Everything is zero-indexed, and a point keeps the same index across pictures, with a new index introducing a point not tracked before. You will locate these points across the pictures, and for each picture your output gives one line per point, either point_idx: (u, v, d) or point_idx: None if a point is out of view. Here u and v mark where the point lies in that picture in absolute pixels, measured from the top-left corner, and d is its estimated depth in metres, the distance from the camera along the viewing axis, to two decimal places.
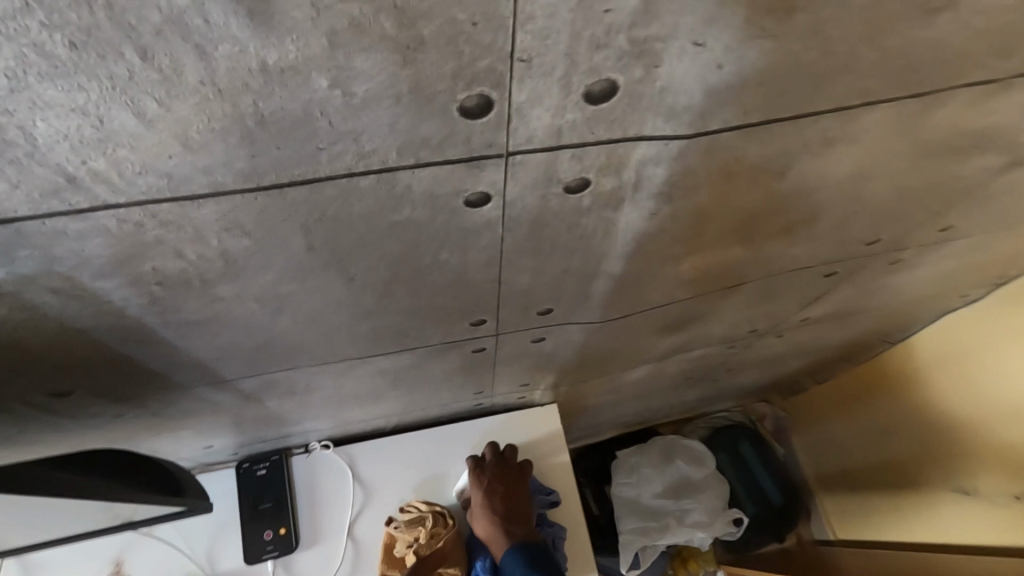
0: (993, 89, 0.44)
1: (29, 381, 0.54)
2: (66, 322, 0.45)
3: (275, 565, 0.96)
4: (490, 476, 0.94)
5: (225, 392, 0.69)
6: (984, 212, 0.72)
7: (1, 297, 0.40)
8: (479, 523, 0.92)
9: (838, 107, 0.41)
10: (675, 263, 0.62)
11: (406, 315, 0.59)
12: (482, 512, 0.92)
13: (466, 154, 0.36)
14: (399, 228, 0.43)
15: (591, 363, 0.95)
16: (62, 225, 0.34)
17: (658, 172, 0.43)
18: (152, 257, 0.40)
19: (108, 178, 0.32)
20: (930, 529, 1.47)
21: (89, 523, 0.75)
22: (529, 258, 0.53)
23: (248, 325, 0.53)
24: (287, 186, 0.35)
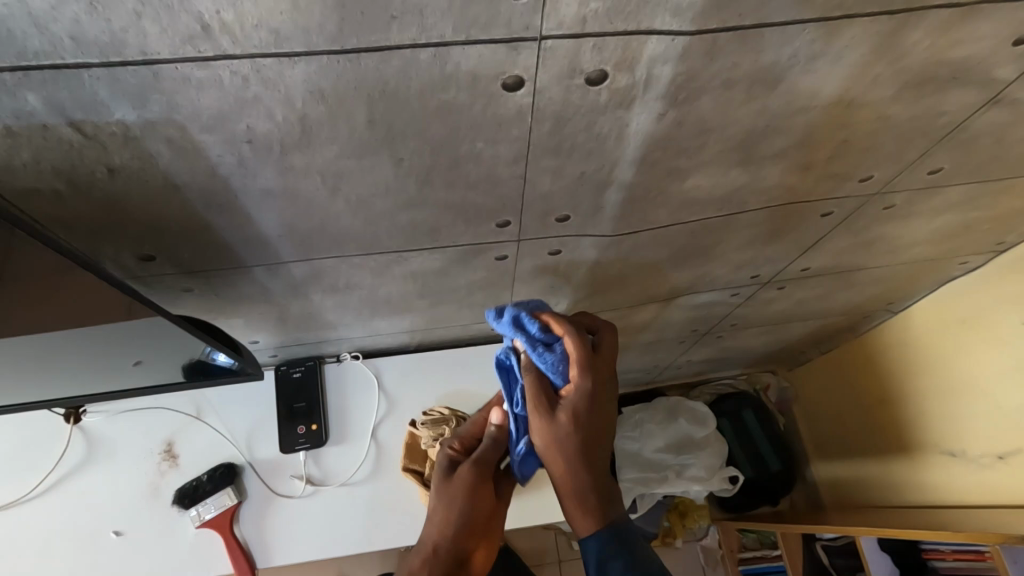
0: (961, 14, 0.51)
1: (127, 239, 0.65)
2: (169, 176, 0.55)
3: (306, 456, 1.07)
4: (595, 380, 0.69)
5: (278, 279, 0.79)
6: (970, 157, 0.79)
7: (127, 141, 0.50)
8: (549, 449, 0.68)
9: (820, 20, 0.48)
10: (680, 177, 0.69)
11: (441, 210, 0.68)
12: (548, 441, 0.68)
13: (507, 37, 0.45)
14: (446, 110, 0.52)
15: (601, 291, 1.03)
16: (189, 71, 0.44)
17: (665, 70, 0.51)
18: (248, 115, 0.49)
19: (232, 29, 0.41)
20: (923, 486, 1.57)
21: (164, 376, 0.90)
22: (552, 154, 0.61)
23: (310, 201, 0.63)
24: (362, 54, 0.45)
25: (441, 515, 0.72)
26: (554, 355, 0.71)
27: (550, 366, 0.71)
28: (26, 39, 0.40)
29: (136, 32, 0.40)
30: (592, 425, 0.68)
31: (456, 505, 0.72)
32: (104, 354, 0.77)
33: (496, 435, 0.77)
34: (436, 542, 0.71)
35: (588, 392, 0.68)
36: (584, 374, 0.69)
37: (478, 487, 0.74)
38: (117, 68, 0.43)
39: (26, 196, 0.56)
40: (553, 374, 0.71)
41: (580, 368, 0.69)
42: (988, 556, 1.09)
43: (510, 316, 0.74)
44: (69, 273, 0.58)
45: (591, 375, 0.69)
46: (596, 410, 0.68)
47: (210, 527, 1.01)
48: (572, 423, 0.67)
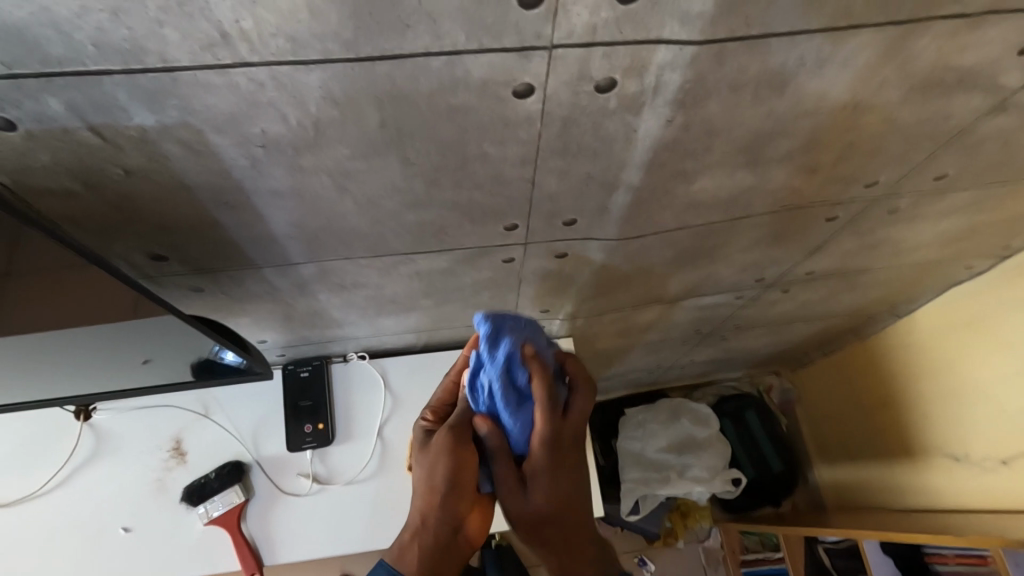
0: (967, 23, 0.52)
1: (140, 238, 0.66)
2: (184, 177, 0.56)
3: (313, 455, 1.08)
4: (557, 455, 0.67)
5: (287, 278, 0.80)
6: (975, 161, 0.79)
7: (144, 144, 0.51)
8: (519, 520, 0.68)
9: (826, 28, 0.49)
10: (686, 180, 0.70)
11: (449, 211, 0.69)
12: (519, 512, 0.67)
13: (519, 44, 0.46)
14: (456, 113, 0.53)
15: (606, 292, 1.04)
16: (207, 77, 0.45)
17: (673, 77, 0.52)
18: (263, 119, 0.50)
19: (250, 37, 0.42)
20: (925, 489, 1.58)
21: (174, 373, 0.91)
22: (560, 157, 0.62)
23: (321, 202, 0.64)
24: (376, 60, 0.45)
25: (423, 489, 0.69)
26: (523, 417, 0.67)
27: (520, 432, 0.67)
28: (49, 46, 0.41)
29: (157, 39, 0.41)
30: (561, 491, 0.67)
31: (437, 478, 0.68)
32: (116, 351, 0.78)
33: (469, 399, 0.71)
34: (422, 514, 0.68)
35: (552, 463, 0.67)
36: (546, 450, 0.66)
37: (462, 445, 0.69)
38: (137, 74, 0.44)
39: (44, 196, 0.57)
40: (520, 440, 0.68)
41: (542, 444, 0.66)
42: (991, 560, 1.10)
43: (490, 357, 0.65)
44: (86, 271, 0.59)
45: (555, 447, 0.67)
46: (559, 484, 0.67)
47: (219, 525, 1.02)
48: (539, 494, 0.67)
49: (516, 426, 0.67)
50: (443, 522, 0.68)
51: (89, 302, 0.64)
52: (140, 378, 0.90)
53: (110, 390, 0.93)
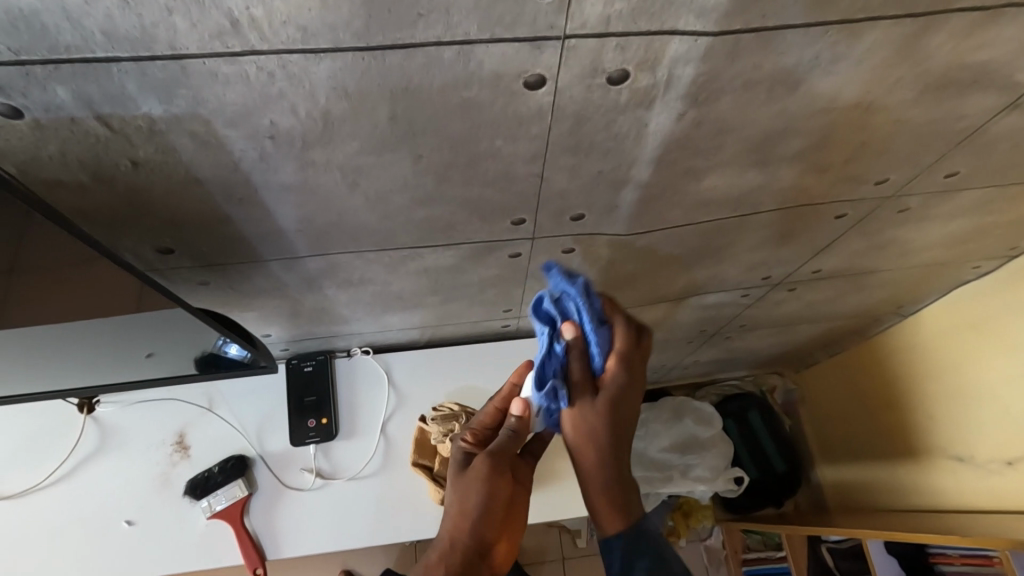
0: (985, 18, 0.51)
1: (147, 231, 0.65)
2: (191, 169, 0.56)
3: (317, 450, 1.08)
4: (632, 375, 0.63)
5: (293, 273, 0.80)
6: (988, 161, 0.78)
7: (152, 135, 0.51)
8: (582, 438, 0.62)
9: (843, 22, 0.49)
10: (696, 177, 0.69)
11: (457, 207, 0.69)
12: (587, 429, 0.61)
13: (531, 35, 0.45)
14: (466, 107, 0.52)
15: (612, 290, 1.04)
16: (216, 66, 0.44)
17: (686, 71, 0.51)
18: (272, 110, 0.50)
19: (260, 25, 0.41)
20: (932, 491, 1.56)
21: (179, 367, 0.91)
22: (570, 153, 0.61)
23: (329, 196, 0.63)
24: (386, 51, 0.45)
25: (457, 509, 0.66)
26: (601, 335, 0.65)
27: (599, 348, 0.65)
28: (58, 33, 0.40)
29: (166, 27, 0.41)
30: (627, 422, 0.63)
31: (472, 498, 0.66)
32: (121, 344, 0.78)
33: (514, 426, 0.69)
34: (453, 534, 0.66)
35: (626, 386, 0.63)
36: (623, 366, 0.63)
37: (500, 475, 0.67)
38: (146, 63, 0.43)
39: (51, 187, 0.57)
40: (596, 361, 0.65)
41: (620, 360, 0.64)
42: (997, 562, 1.09)
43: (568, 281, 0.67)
44: (93, 262, 0.58)
45: (630, 373, 0.64)
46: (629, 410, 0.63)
47: (222, 519, 1.02)
48: (608, 415, 0.62)
49: (592, 346, 0.65)
50: (473, 545, 0.65)
51: (95, 295, 0.63)
52: (146, 371, 0.90)
53: (115, 384, 0.93)
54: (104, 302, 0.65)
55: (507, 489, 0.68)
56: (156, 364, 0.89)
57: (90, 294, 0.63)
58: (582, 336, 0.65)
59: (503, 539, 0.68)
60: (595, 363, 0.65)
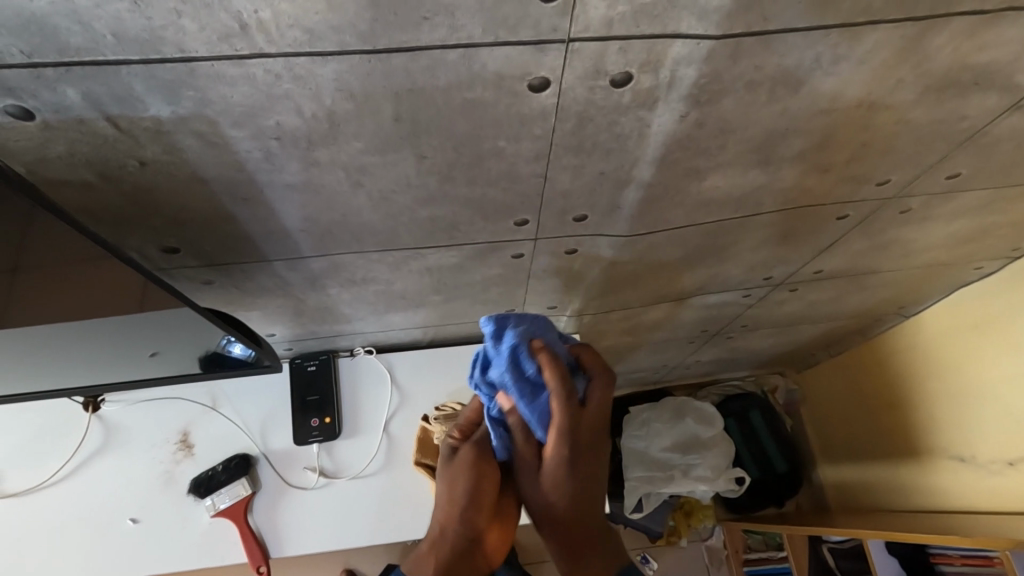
0: (985, 20, 0.51)
1: (152, 230, 0.66)
2: (197, 169, 0.56)
3: (320, 448, 1.09)
4: (573, 444, 0.69)
5: (297, 272, 0.80)
6: (989, 162, 0.79)
7: (159, 135, 0.51)
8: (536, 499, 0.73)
9: (844, 24, 0.49)
10: (699, 177, 0.70)
11: (460, 207, 0.69)
12: (540, 492, 0.72)
13: (535, 37, 0.46)
14: (471, 107, 0.53)
15: (614, 290, 1.04)
16: (224, 68, 0.45)
17: (689, 72, 0.52)
18: (278, 111, 0.50)
19: (268, 28, 0.42)
20: (936, 492, 1.56)
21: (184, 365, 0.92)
22: (573, 153, 0.61)
23: (334, 195, 0.64)
24: (391, 53, 0.45)
25: (447, 500, 0.75)
26: (538, 404, 0.69)
27: (535, 422, 0.69)
28: (68, 36, 0.41)
29: (175, 30, 0.41)
30: (575, 477, 0.71)
31: (459, 490, 0.74)
32: (126, 342, 0.78)
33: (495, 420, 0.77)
34: (445, 521, 0.75)
35: (566, 452, 0.69)
36: (562, 437, 0.68)
37: (484, 466, 0.75)
38: (154, 64, 0.44)
39: (59, 187, 0.57)
40: (537, 428, 0.70)
41: (558, 433, 0.68)
42: (997, 562, 1.09)
43: (500, 349, 0.68)
44: (100, 261, 0.59)
45: (570, 435, 0.69)
46: (573, 470, 0.70)
47: (226, 517, 1.03)
48: (556, 480, 0.71)
49: (531, 414, 0.69)
50: (462, 531, 0.74)
51: (101, 293, 0.64)
52: (150, 369, 0.91)
53: (119, 383, 0.93)
54: (111, 300, 0.66)
55: (491, 479, 0.75)
56: (161, 362, 0.90)
57: (97, 292, 0.63)
58: (519, 408, 0.69)
59: (490, 524, 0.76)
60: (536, 435, 0.71)
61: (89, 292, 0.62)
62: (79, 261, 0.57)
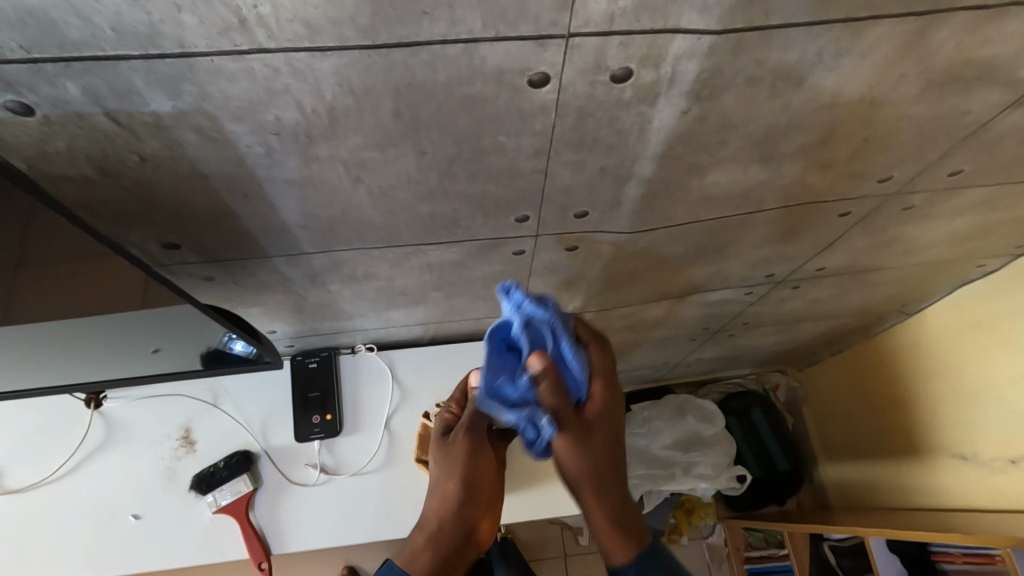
0: (988, 14, 0.51)
1: (153, 226, 0.66)
2: (197, 165, 0.56)
3: (321, 445, 1.09)
4: (610, 391, 0.75)
5: (298, 268, 0.80)
6: (992, 158, 0.78)
7: (159, 130, 0.51)
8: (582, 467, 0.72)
9: (846, 18, 0.49)
10: (700, 173, 0.69)
11: (461, 203, 0.69)
12: (589, 452, 0.72)
13: (535, 32, 0.46)
14: (471, 103, 0.53)
15: (615, 287, 1.04)
16: (223, 63, 0.45)
17: (690, 67, 0.52)
18: (278, 106, 0.50)
19: (267, 22, 0.42)
20: (940, 491, 1.55)
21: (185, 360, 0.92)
22: (573, 149, 0.61)
23: (334, 191, 0.63)
24: (391, 48, 0.45)
25: (443, 492, 0.75)
26: (579, 355, 0.72)
27: (581, 371, 0.72)
28: (67, 29, 0.41)
29: (175, 24, 0.41)
30: (612, 437, 0.75)
31: (455, 482, 0.75)
32: (127, 338, 0.78)
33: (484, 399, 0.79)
34: (439, 511, 0.75)
35: (607, 403, 0.75)
36: (606, 385, 0.75)
37: (476, 453, 0.77)
38: (153, 59, 0.44)
39: (59, 182, 0.57)
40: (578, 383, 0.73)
41: (601, 379, 0.74)
42: (999, 560, 1.09)
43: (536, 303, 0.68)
44: (100, 256, 0.59)
45: (609, 387, 0.75)
46: (612, 426, 0.74)
47: (227, 513, 1.03)
48: (601, 435, 0.73)
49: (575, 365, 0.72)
50: (457, 517, 0.74)
51: (101, 288, 0.64)
52: (152, 365, 0.91)
53: (121, 379, 0.93)
54: (112, 296, 0.66)
55: (484, 466, 0.77)
56: (164, 359, 0.90)
57: (98, 287, 0.63)
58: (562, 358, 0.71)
59: (484, 512, 0.76)
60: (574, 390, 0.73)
61: (88, 288, 0.62)
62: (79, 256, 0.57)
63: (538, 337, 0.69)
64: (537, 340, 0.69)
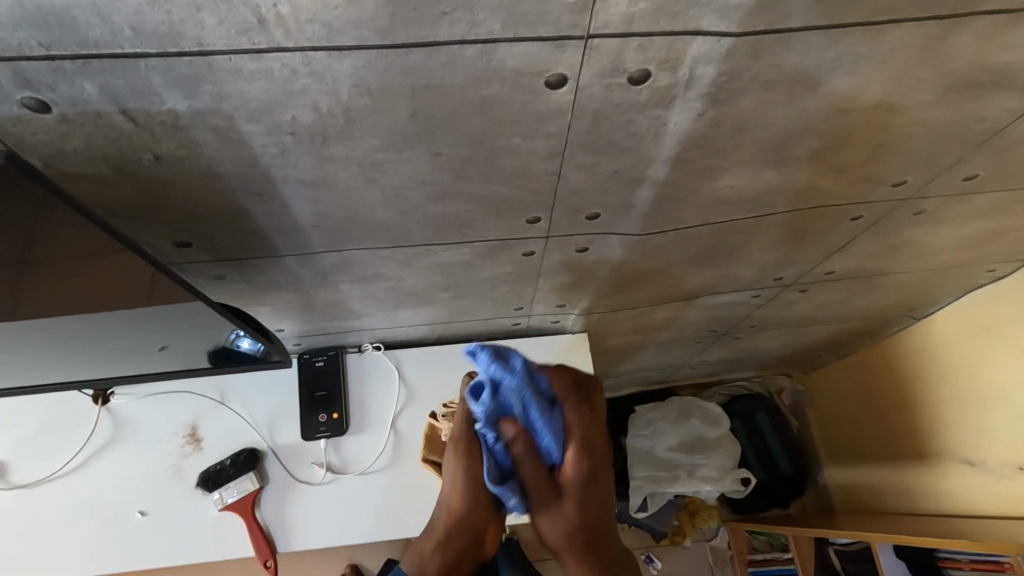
0: (1009, 19, 0.51)
1: (165, 225, 0.66)
2: (212, 164, 0.56)
3: (327, 444, 1.09)
4: (589, 457, 0.70)
5: (308, 268, 0.80)
6: (1006, 163, 0.78)
7: (175, 130, 0.51)
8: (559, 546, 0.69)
9: (866, 22, 0.48)
10: (713, 176, 0.69)
11: (473, 204, 0.69)
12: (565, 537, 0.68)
13: (554, 34, 0.45)
14: (487, 105, 0.52)
15: (623, 289, 1.04)
16: (241, 62, 0.45)
17: (707, 70, 0.51)
18: (294, 106, 0.50)
19: (287, 23, 0.42)
20: (949, 498, 1.53)
21: (193, 357, 0.92)
22: (587, 151, 0.61)
23: (347, 191, 0.63)
24: (409, 49, 0.45)
25: (450, 509, 0.74)
26: (554, 420, 0.69)
27: (554, 440, 0.68)
28: (87, 29, 0.41)
29: (194, 24, 0.41)
30: (591, 513, 0.69)
31: (461, 497, 0.73)
32: (137, 335, 0.78)
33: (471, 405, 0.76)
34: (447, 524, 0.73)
35: (586, 471, 0.70)
36: (579, 454, 0.69)
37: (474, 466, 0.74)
38: (172, 59, 0.44)
39: (74, 180, 0.57)
40: (554, 451, 0.69)
41: (576, 448, 0.69)
42: (1006, 567, 1.09)
43: (511, 368, 0.67)
44: (113, 254, 0.59)
45: (587, 453, 0.70)
46: (590, 506, 0.69)
47: (234, 511, 1.04)
48: (575, 516, 0.68)
49: (550, 433, 0.68)
50: (464, 531, 0.73)
51: (114, 286, 0.64)
52: (160, 363, 0.91)
53: (128, 376, 0.93)
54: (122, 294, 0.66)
55: (488, 479, 0.73)
56: (172, 356, 0.90)
57: (110, 285, 0.63)
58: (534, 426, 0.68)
59: (489, 524, 0.75)
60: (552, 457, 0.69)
61: (100, 286, 0.62)
62: (92, 254, 0.57)
63: (507, 405, 0.68)
64: (504, 410, 0.68)
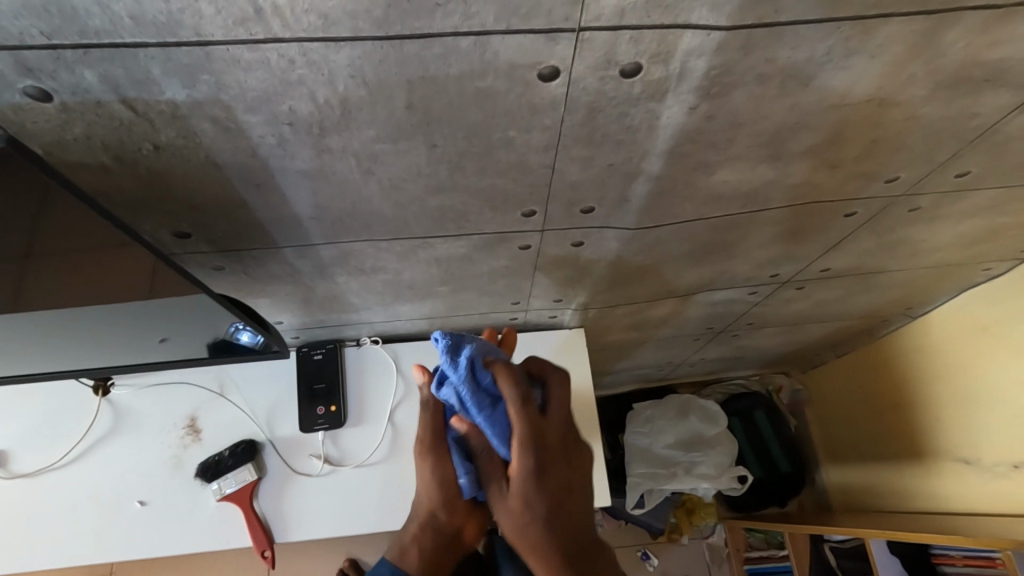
0: (998, 15, 0.51)
1: (165, 215, 0.67)
2: (212, 155, 0.57)
3: (325, 436, 1.10)
4: (538, 452, 0.66)
5: (305, 260, 0.81)
6: (1000, 160, 0.78)
7: (175, 119, 0.52)
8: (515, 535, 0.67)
9: (856, 16, 0.49)
10: (707, 171, 0.70)
11: (469, 197, 0.69)
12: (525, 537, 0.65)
13: (547, 26, 0.46)
14: (482, 97, 0.53)
15: (620, 284, 1.04)
16: (239, 52, 0.45)
17: (699, 63, 0.52)
18: (292, 97, 0.51)
19: (283, 13, 0.42)
20: (946, 497, 1.53)
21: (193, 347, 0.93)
22: (582, 144, 0.62)
23: (344, 183, 0.64)
24: (404, 40, 0.46)
25: (425, 507, 0.71)
26: (496, 415, 0.68)
27: (498, 438, 0.68)
28: (88, 18, 0.41)
29: (193, 13, 0.42)
30: (550, 510, 0.66)
31: (425, 515, 0.71)
32: (137, 326, 0.79)
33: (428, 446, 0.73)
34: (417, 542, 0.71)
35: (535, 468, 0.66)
36: (525, 449, 0.66)
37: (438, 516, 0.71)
38: (172, 48, 0.45)
39: (75, 170, 0.58)
40: (501, 446, 0.68)
41: (521, 442, 0.66)
42: (999, 562, 1.10)
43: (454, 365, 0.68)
44: (114, 244, 0.60)
45: (533, 449, 0.66)
46: (547, 508, 0.65)
47: (232, 501, 1.04)
48: (530, 514, 0.65)
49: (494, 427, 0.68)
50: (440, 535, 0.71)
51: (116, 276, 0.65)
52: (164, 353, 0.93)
53: (129, 367, 0.94)
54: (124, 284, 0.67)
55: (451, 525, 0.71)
56: (174, 347, 0.91)
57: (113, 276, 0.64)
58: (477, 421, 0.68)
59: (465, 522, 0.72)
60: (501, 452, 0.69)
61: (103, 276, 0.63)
62: (95, 243, 0.58)
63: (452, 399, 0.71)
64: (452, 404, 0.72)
